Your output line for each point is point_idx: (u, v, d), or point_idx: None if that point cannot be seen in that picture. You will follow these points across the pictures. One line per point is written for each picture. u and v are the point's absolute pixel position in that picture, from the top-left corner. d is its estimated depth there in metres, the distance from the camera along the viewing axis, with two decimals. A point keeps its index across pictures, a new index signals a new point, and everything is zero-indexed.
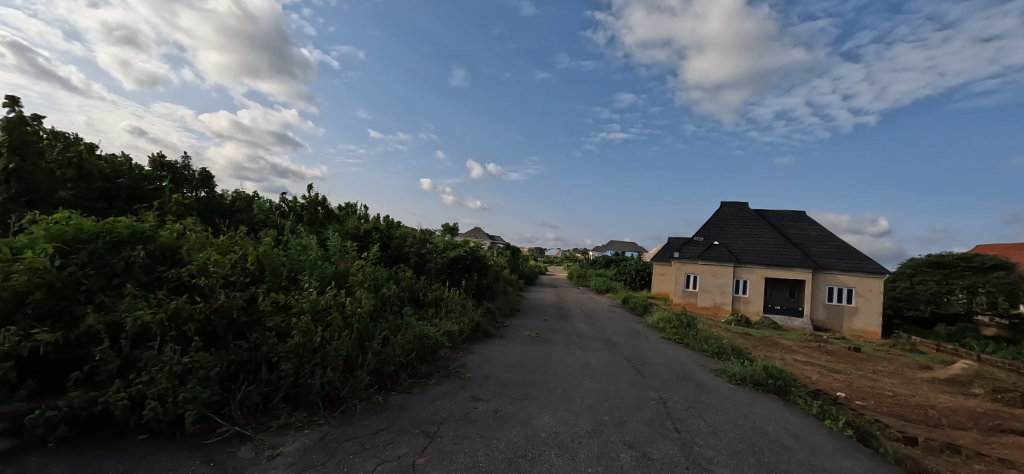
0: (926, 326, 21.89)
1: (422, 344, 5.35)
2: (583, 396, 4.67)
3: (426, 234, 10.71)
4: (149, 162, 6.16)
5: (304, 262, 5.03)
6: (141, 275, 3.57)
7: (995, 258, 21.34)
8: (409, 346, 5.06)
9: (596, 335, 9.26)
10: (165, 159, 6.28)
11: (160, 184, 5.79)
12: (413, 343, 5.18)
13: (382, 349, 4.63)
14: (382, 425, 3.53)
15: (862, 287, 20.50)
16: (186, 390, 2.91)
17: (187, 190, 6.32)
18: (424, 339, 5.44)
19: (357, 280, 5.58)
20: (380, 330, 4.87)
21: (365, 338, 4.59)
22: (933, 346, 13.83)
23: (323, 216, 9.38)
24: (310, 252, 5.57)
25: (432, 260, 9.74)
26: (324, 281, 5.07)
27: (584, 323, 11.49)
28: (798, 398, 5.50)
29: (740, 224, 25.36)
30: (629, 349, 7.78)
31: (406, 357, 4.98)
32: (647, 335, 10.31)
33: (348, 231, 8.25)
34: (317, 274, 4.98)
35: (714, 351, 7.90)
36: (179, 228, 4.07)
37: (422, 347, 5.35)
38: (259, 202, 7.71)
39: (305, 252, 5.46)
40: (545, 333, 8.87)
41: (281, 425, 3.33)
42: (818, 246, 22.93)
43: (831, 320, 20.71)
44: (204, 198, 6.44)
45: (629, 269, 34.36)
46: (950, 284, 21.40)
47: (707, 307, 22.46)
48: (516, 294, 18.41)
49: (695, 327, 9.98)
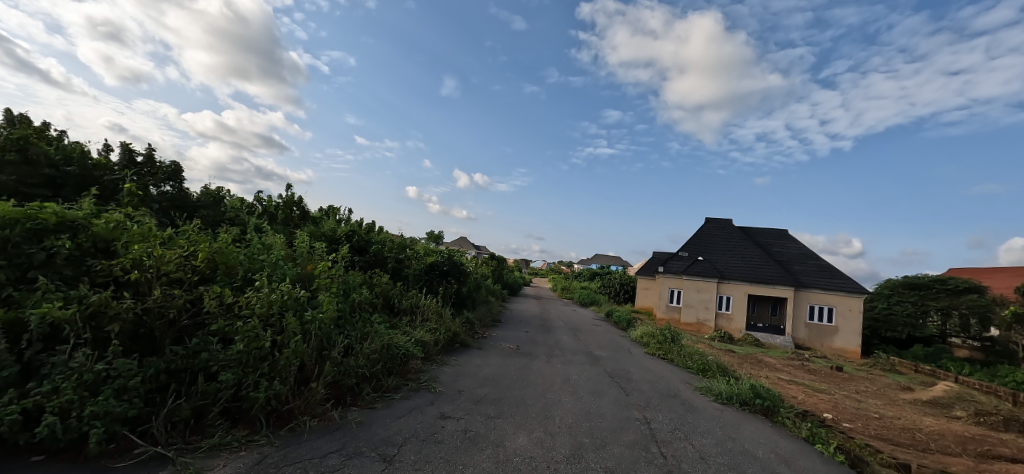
0: (904, 346, 22.17)
1: (391, 355, 4.79)
2: (562, 415, 4.30)
3: (406, 239, 10.31)
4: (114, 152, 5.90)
5: (263, 262, 4.62)
6: (65, 268, 3.15)
7: (968, 281, 21.89)
8: (375, 356, 4.51)
9: (578, 348, 8.95)
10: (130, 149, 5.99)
11: (119, 174, 5.36)
12: (380, 354, 4.63)
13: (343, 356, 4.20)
14: (333, 447, 3.10)
15: (843, 306, 20.69)
16: (96, 404, 2.46)
17: (151, 183, 5.96)
18: (393, 348, 4.88)
19: (327, 283, 5.19)
20: (339, 331, 4.45)
21: (322, 349, 4.10)
22: (911, 367, 13.85)
23: (299, 217, 9.05)
24: (284, 260, 5.16)
25: (409, 266, 9.31)
26: (287, 283, 4.64)
27: (566, 336, 11.19)
28: (787, 420, 5.25)
29: (724, 239, 25.56)
30: (612, 364, 7.46)
31: (371, 369, 4.43)
32: (630, 349, 10.02)
33: (322, 233, 7.87)
34: (277, 274, 4.59)
35: (699, 368, 7.61)
36: (119, 218, 3.66)
37: (390, 358, 4.79)
38: (231, 200, 7.33)
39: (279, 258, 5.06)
40: (525, 346, 8.47)
41: (213, 445, 2.87)
42: (800, 264, 23.17)
43: (812, 338, 20.85)
44: (166, 192, 6.04)
45: (614, 282, 34.32)
46: (925, 305, 22.03)
47: (690, 323, 22.40)
48: (499, 305, 18.06)
49: (680, 342, 9.71)
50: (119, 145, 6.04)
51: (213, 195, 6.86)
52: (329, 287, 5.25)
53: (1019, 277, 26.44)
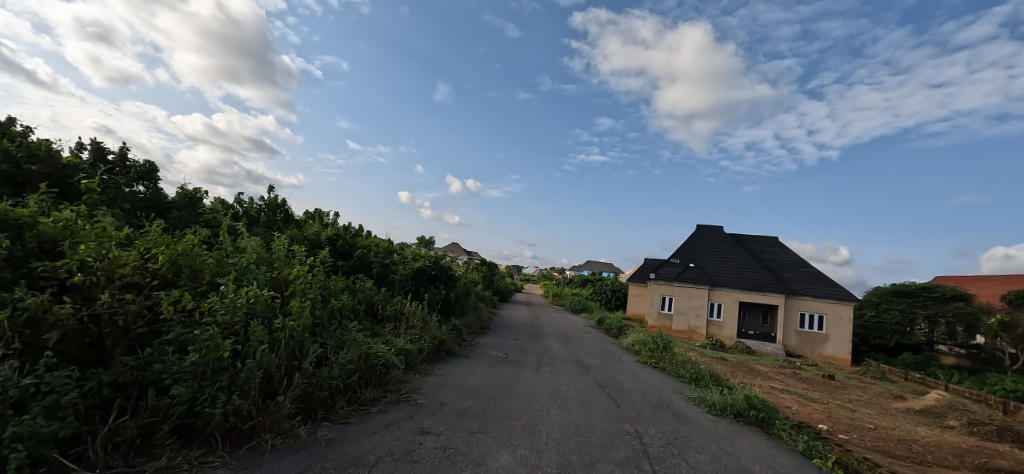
0: (893, 354, 22.28)
1: (369, 365, 4.50)
2: (550, 430, 4.06)
3: (393, 243, 10.04)
4: (87, 151, 5.75)
5: (233, 265, 4.36)
6: (2, 270, 2.85)
7: (955, 289, 22.12)
8: (351, 367, 4.21)
9: (569, 356, 8.73)
10: (103, 149, 5.83)
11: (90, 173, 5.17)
12: (358, 364, 4.33)
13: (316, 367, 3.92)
14: (296, 469, 2.82)
15: (833, 314, 20.75)
16: (20, 424, 2.16)
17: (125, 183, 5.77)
18: (373, 358, 4.59)
19: (303, 287, 4.89)
20: (313, 339, 4.16)
21: (292, 359, 3.81)
22: (901, 375, 13.86)
23: (283, 221, 8.77)
24: (259, 263, 4.86)
25: (395, 271, 9.02)
26: (259, 288, 4.35)
27: (557, 344, 10.95)
28: (783, 432, 5.05)
29: (715, 246, 25.61)
30: (603, 373, 7.24)
31: (346, 380, 4.12)
32: (622, 357, 9.81)
33: (305, 237, 7.59)
34: (248, 278, 4.32)
35: (691, 377, 7.42)
36: (71, 217, 3.37)
37: (369, 368, 4.50)
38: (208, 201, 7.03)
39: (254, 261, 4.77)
40: (514, 354, 8.23)
41: (159, 468, 2.58)
42: (790, 272, 23.25)
43: (802, 346, 20.87)
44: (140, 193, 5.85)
45: (605, 288, 34.21)
46: (913, 313, 22.22)
47: (681, 330, 22.32)
48: (490, 311, 17.79)
49: (672, 350, 9.53)
50: (89, 143, 5.84)
51: (187, 195, 6.56)
52: (306, 292, 4.96)
53: (1003, 285, 26.86)
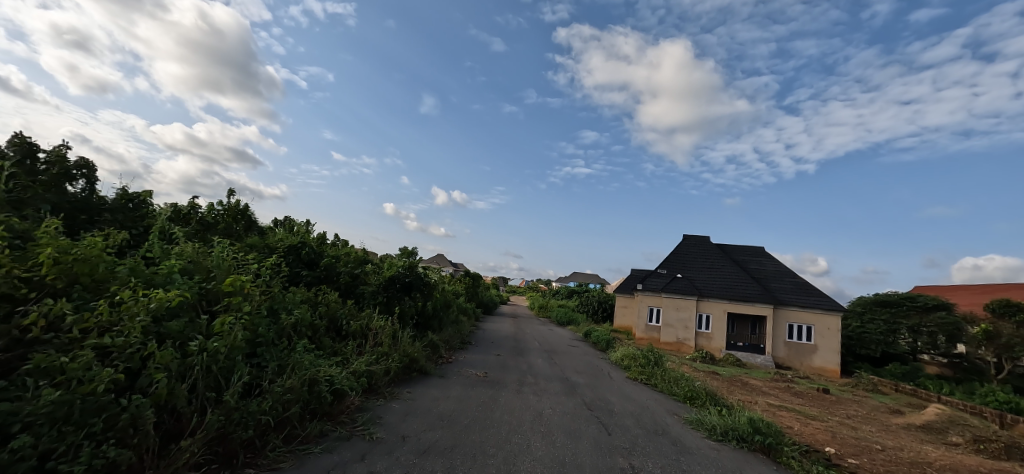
0: (878, 364, 22.27)
1: (314, 393, 3.58)
2: (529, 469, 3.38)
3: (364, 252, 9.30)
4: (8, 142, 4.71)
5: (162, 270, 3.36)
6: None
7: (936, 299, 22.31)
8: (291, 396, 3.27)
9: (554, 374, 8.07)
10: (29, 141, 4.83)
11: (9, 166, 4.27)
12: (299, 393, 3.37)
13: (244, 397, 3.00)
14: None
15: (821, 325, 20.62)
16: None
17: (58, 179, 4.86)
18: (319, 385, 3.67)
19: (249, 290, 3.99)
20: (244, 360, 3.24)
21: (212, 389, 2.89)
22: (892, 387, 13.65)
23: (243, 228, 7.95)
24: (197, 267, 3.95)
25: (365, 282, 8.25)
26: (192, 294, 3.35)
27: (541, 359, 10.30)
28: (793, 461, 4.45)
29: (702, 257, 25.41)
30: (591, 393, 6.59)
31: (280, 414, 3.19)
32: (610, 373, 9.20)
33: (265, 245, 6.78)
34: (177, 283, 3.33)
35: (686, 396, 6.85)
36: None
37: (313, 397, 3.58)
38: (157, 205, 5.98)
39: (188, 267, 3.87)
40: (494, 372, 7.52)
41: None
42: (777, 282, 23.15)
43: (791, 357, 20.65)
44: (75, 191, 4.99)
45: (591, 300, 33.77)
46: (897, 323, 22.31)
47: (670, 342, 21.89)
48: (471, 324, 17.07)
49: (664, 365, 8.98)
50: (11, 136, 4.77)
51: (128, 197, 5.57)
52: (252, 299, 4.05)
53: (979, 296, 27.37)
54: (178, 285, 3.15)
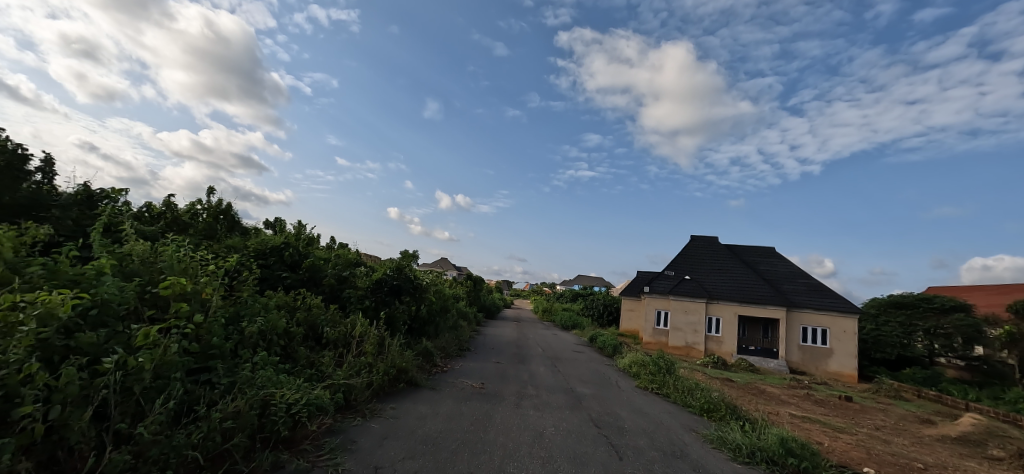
0: (894, 368, 21.46)
1: (268, 417, 3.01)
2: None
3: (355, 254, 8.78)
4: None
5: (97, 269, 2.87)
6: None
7: (954, 300, 21.48)
8: (235, 423, 2.71)
9: (557, 384, 7.49)
10: None
11: None
12: (247, 418, 2.80)
13: (172, 425, 2.44)
14: None
15: (837, 328, 19.87)
16: None
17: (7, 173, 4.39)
18: (275, 406, 3.10)
19: (207, 294, 3.46)
20: (183, 376, 2.70)
21: (130, 416, 2.33)
22: (915, 393, 12.97)
23: (226, 229, 7.46)
24: (146, 268, 3.42)
25: (354, 285, 7.74)
26: (130, 298, 2.84)
27: (543, 367, 9.72)
28: None
29: (710, 258, 24.72)
30: (598, 406, 6.01)
31: (220, 446, 2.61)
32: (618, 382, 8.61)
33: (246, 247, 6.28)
34: (115, 285, 2.82)
35: (703, 408, 6.26)
36: None
37: (266, 422, 3.01)
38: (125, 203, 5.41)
39: (133, 267, 3.35)
40: (492, 383, 6.95)
41: None
42: (789, 283, 22.44)
43: (806, 362, 19.91)
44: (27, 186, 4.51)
45: (596, 303, 33.14)
46: (913, 325, 21.51)
47: (679, 347, 21.22)
48: (472, 329, 16.52)
49: (676, 373, 8.38)
50: None
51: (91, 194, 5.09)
52: (210, 304, 3.52)
53: (998, 297, 26.45)
54: (104, 288, 2.62)
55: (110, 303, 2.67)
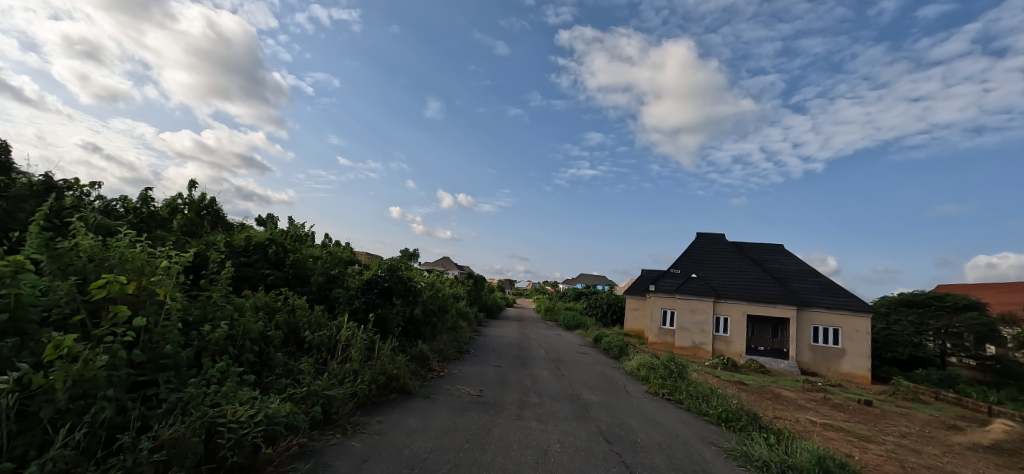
0: (906, 368, 20.89)
1: (215, 445, 2.58)
2: None
3: (348, 252, 8.32)
4: None
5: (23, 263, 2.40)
6: None
7: (967, 298, 20.74)
8: (169, 455, 2.27)
9: (562, 390, 7.04)
10: None
11: None
12: (187, 447, 2.37)
13: (85, 460, 2.01)
14: None
15: (849, 327, 19.33)
16: None
17: None
18: (227, 430, 2.66)
19: (166, 294, 3.01)
20: (116, 394, 2.27)
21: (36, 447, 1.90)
22: (932, 396, 12.48)
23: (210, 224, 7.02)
24: (94, 265, 2.98)
25: (345, 285, 7.28)
26: (60, 299, 2.38)
27: (547, 371, 9.26)
28: None
29: (716, 256, 24.19)
30: (606, 416, 5.56)
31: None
32: (627, 387, 8.14)
33: (227, 244, 5.83)
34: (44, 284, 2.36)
35: (721, 417, 5.78)
36: None
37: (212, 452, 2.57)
38: (94, 195, 4.99)
39: (78, 264, 2.90)
40: (491, 390, 6.50)
41: None
42: (798, 282, 21.91)
43: (816, 363, 19.39)
44: None
45: (600, 303, 32.65)
46: (925, 324, 20.92)
47: (685, 347, 20.74)
48: (473, 330, 16.07)
49: (688, 377, 7.91)
50: None
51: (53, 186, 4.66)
52: (168, 306, 3.07)
53: (1012, 295, 25.78)
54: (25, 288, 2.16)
55: (30, 306, 2.21)
